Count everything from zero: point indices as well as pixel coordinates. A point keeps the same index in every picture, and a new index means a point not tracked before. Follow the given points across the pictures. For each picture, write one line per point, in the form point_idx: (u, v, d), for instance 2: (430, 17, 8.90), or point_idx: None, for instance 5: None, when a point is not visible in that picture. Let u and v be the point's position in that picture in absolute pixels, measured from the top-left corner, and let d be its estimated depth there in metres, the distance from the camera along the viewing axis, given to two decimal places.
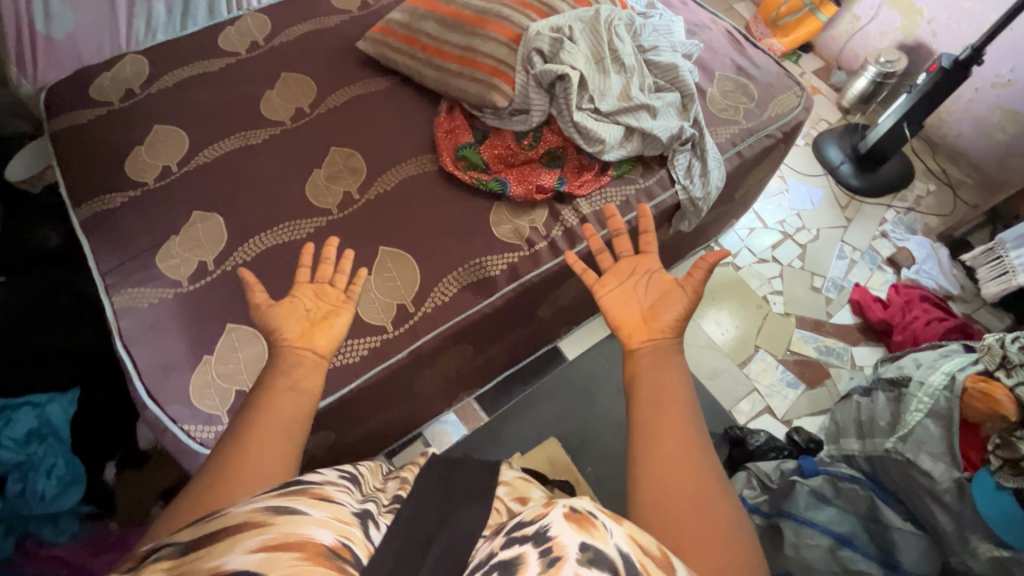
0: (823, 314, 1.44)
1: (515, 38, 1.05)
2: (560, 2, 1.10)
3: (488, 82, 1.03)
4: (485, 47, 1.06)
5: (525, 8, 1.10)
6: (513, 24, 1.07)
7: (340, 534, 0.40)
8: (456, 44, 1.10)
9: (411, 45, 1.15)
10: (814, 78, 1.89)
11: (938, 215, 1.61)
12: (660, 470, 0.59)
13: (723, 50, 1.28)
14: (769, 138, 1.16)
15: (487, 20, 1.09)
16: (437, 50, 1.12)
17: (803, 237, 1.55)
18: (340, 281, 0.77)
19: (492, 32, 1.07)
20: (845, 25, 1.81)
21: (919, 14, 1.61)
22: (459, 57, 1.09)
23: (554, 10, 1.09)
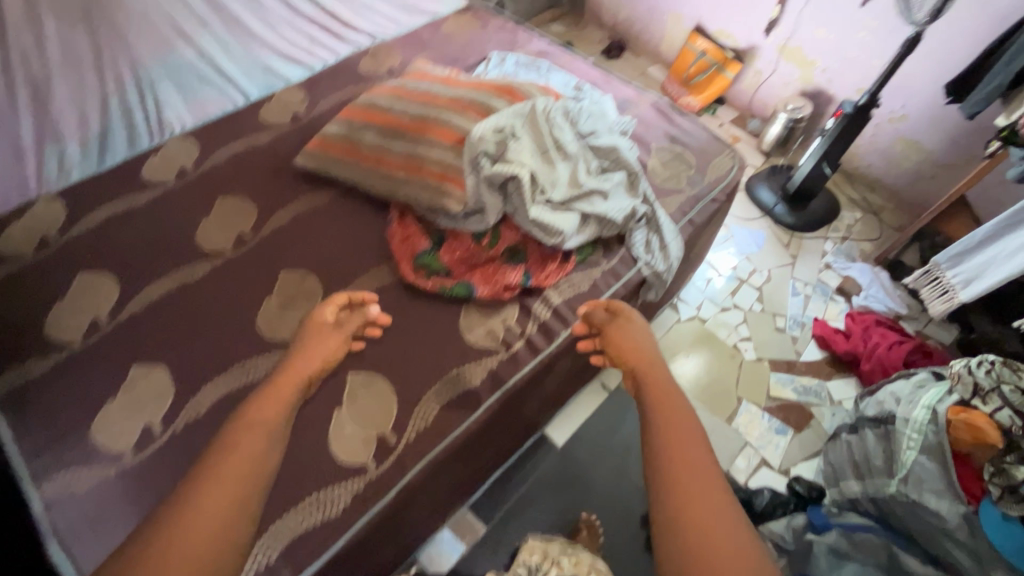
0: (792, 354, 1.47)
1: (458, 141, 1.05)
2: (497, 101, 1.13)
3: (438, 188, 1.02)
4: (429, 153, 1.05)
5: (463, 111, 1.11)
6: (454, 128, 1.07)
7: None
8: (398, 152, 1.08)
9: (350, 156, 1.13)
10: (733, 128, 2.03)
11: (869, 241, 1.72)
12: (689, 504, 0.61)
13: (654, 121, 1.35)
14: (714, 201, 1.21)
15: (428, 126, 1.09)
16: (380, 159, 1.10)
17: (756, 280, 1.61)
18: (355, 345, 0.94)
19: (435, 138, 1.07)
20: (750, 79, 1.97)
21: (813, 65, 1.77)
22: (404, 165, 1.07)
23: (492, 110, 1.11)
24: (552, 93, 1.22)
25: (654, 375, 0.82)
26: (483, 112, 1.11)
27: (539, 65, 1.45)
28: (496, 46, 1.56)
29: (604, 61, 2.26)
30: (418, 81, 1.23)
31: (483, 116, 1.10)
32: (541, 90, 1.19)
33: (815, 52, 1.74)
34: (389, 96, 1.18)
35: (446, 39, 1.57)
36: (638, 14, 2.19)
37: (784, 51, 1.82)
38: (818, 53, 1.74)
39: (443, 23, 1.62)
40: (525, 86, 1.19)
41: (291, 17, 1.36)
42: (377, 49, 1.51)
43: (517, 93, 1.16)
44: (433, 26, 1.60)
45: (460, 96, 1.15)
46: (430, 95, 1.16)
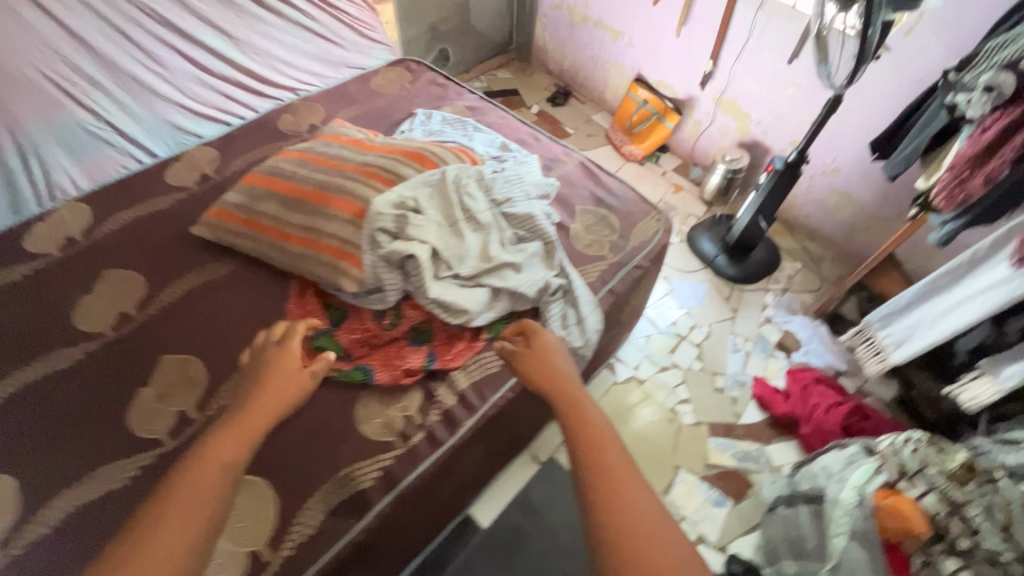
0: (732, 416, 1.42)
1: (359, 214, 0.99)
2: (406, 168, 1.08)
3: (334, 265, 0.95)
4: (328, 227, 0.99)
5: (369, 180, 1.06)
6: (356, 199, 1.01)
7: None
8: (297, 224, 1.02)
9: (248, 227, 1.06)
10: (676, 176, 2.02)
11: (809, 292, 1.70)
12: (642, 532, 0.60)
13: (581, 182, 1.31)
14: (637, 267, 1.17)
15: (330, 197, 1.03)
16: (279, 231, 1.03)
17: (696, 336, 1.57)
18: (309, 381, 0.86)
19: (335, 209, 1.00)
20: (690, 128, 1.97)
21: (748, 117, 1.78)
22: (302, 239, 1.00)
23: (400, 178, 1.06)
24: (469, 158, 1.18)
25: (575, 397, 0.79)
26: (389, 181, 1.05)
27: (466, 123, 1.41)
28: (425, 102, 1.52)
29: (550, 107, 2.26)
30: (328, 145, 1.17)
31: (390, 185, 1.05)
32: (456, 155, 1.15)
33: (748, 105, 1.75)
34: (295, 161, 1.12)
35: (374, 93, 1.53)
36: (582, 62, 2.20)
37: (720, 103, 1.83)
38: (752, 106, 1.75)
39: (372, 78, 1.58)
40: (439, 151, 1.14)
41: (200, 75, 1.30)
42: (299, 105, 1.46)
43: (428, 160, 1.11)
44: (362, 80, 1.56)
45: (367, 163, 1.10)
46: (337, 161, 1.11)
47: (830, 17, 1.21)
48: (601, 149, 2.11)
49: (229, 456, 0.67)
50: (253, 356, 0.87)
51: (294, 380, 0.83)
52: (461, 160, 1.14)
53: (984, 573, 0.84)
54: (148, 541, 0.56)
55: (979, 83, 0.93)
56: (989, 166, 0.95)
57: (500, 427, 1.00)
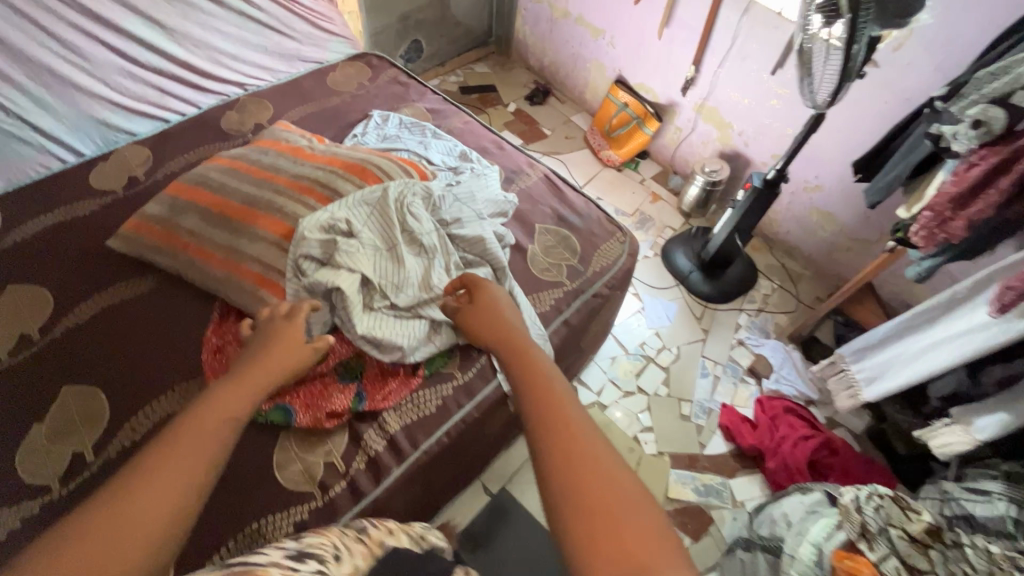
0: (697, 446, 1.36)
1: (287, 235, 0.91)
2: (344, 183, 0.99)
3: (255, 293, 0.87)
4: (254, 250, 0.90)
5: (303, 197, 0.97)
6: (286, 217, 0.93)
7: None
8: (219, 243, 0.92)
9: (167, 244, 0.96)
10: (654, 184, 1.94)
11: (785, 313, 1.63)
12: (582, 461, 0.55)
13: (542, 197, 1.22)
14: (597, 296, 1.09)
15: (257, 215, 0.94)
16: (200, 249, 0.94)
17: (664, 358, 1.50)
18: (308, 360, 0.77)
19: (264, 230, 0.92)
20: (670, 135, 1.88)
21: (729, 127, 1.69)
22: (223, 260, 0.91)
23: (337, 195, 0.97)
24: (418, 171, 1.08)
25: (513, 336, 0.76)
26: (325, 198, 0.96)
27: (424, 128, 1.32)
28: (384, 102, 1.42)
29: (528, 105, 2.15)
30: (264, 151, 1.07)
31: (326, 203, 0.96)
32: (404, 167, 1.06)
33: (731, 114, 1.67)
34: (223, 169, 1.02)
35: (329, 91, 1.43)
36: (562, 59, 2.10)
37: (702, 110, 1.74)
38: (734, 115, 1.66)
39: (328, 73, 1.47)
40: (384, 163, 1.05)
41: (129, 68, 1.18)
42: (245, 101, 1.35)
43: (370, 174, 1.02)
44: (317, 76, 1.45)
45: (302, 176, 1.00)
46: (270, 172, 1.01)
47: (813, 29, 1.10)
48: (578, 153, 2.01)
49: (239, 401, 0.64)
50: (257, 327, 0.80)
51: (290, 353, 0.75)
52: (408, 174, 1.04)
53: None
54: (161, 460, 0.53)
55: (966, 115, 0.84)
56: (969, 208, 0.88)
57: (437, 471, 0.92)
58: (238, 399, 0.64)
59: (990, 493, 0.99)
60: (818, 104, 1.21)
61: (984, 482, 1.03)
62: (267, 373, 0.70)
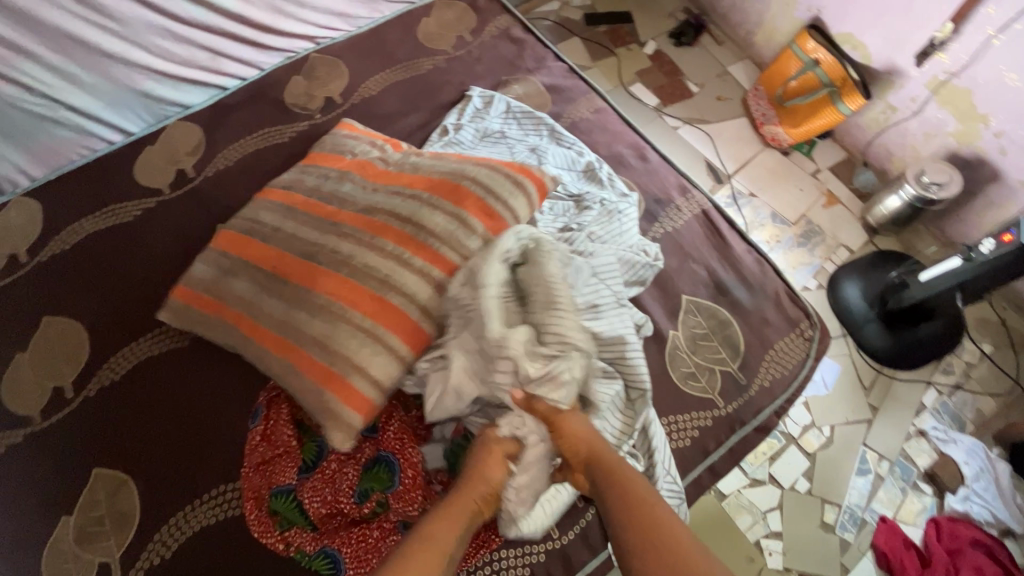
0: (837, 570, 1.06)
1: (380, 312, 0.67)
2: (435, 216, 0.71)
3: (324, 400, 0.66)
4: (320, 341, 0.67)
5: (374, 264, 0.70)
6: (364, 275, 0.69)
7: None
8: (275, 316, 0.70)
9: (215, 309, 0.74)
10: (832, 179, 1.44)
11: (992, 396, 1.20)
12: None
13: (696, 249, 0.86)
14: (760, 425, 0.78)
15: (322, 282, 0.70)
16: (253, 324, 0.71)
17: (811, 440, 1.16)
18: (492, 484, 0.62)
19: (339, 306, 0.68)
20: (874, 115, 1.35)
21: (982, 121, 1.15)
22: (279, 340, 0.69)
23: (429, 235, 0.70)
24: (533, 181, 0.77)
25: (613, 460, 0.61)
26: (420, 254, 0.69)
27: (540, 122, 0.96)
28: (489, 71, 1.06)
29: (673, 45, 1.63)
30: (332, 172, 0.81)
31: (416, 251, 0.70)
32: (514, 180, 0.75)
33: (991, 103, 1.12)
34: (279, 210, 0.78)
35: (419, 48, 1.08)
36: None
37: (941, 90, 1.19)
38: (998, 105, 1.12)
39: (420, 19, 1.11)
40: (485, 178, 0.75)
41: (173, 28, 0.92)
42: (315, 62, 1.05)
43: (466, 195, 0.73)
44: (407, 24, 1.10)
45: (378, 208, 0.74)
46: (336, 211, 0.75)
47: None
48: (732, 123, 1.53)
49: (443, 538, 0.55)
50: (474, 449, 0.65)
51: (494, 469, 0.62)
52: (519, 195, 0.75)
53: None
54: None
55: None
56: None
57: None
58: (451, 526, 0.57)
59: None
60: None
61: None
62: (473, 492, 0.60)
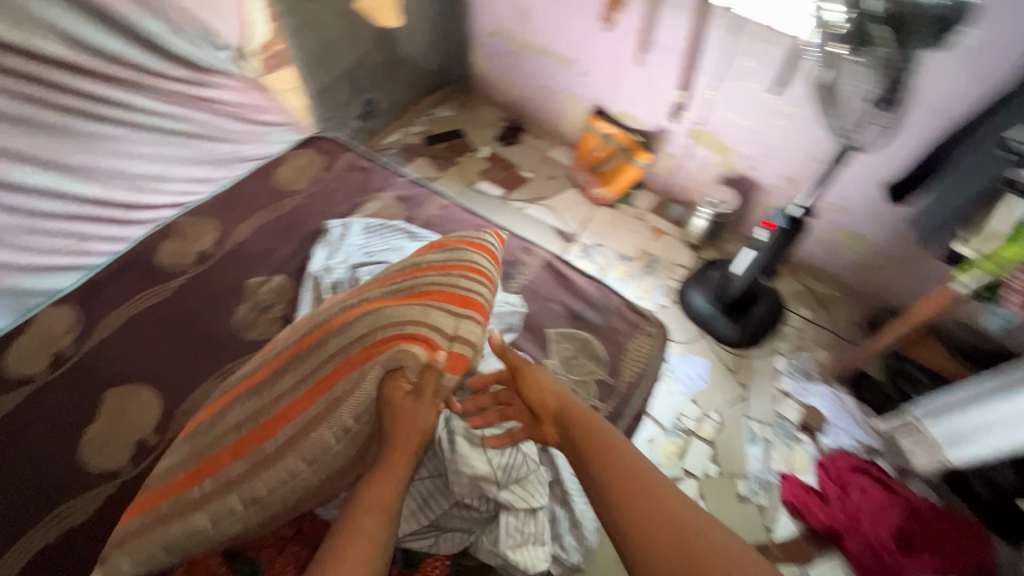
0: (763, 534, 1.18)
1: (420, 297, 0.79)
2: (431, 255, 0.87)
3: (395, 357, 0.71)
4: (365, 326, 0.75)
5: (383, 288, 0.82)
6: (389, 292, 0.81)
7: None
8: (303, 370, 0.76)
9: (209, 470, 0.73)
10: (654, 217, 1.77)
11: (824, 348, 1.47)
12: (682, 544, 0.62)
13: (548, 291, 1.04)
14: (637, 415, 0.92)
15: (337, 316, 0.80)
16: (272, 417, 0.74)
17: (707, 428, 1.33)
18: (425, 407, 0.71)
19: (383, 303, 0.78)
20: (664, 162, 1.71)
21: (731, 150, 1.53)
22: (313, 383, 0.74)
23: (427, 263, 0.86)
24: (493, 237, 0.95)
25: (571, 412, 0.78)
26: (454, 287, 0.81)
27: (396, 229, 1.13)
28: (345, 197, 1.23)
29: (503, 146, 1.96)
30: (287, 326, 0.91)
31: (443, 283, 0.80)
32: (476, 231, 0.94)
33: (730, 137, 1.50)
34: None
35: (280, 193, 1.23)
36: (530, 93, 1.91)
37: (697, 135, 1.57)
38: (734, 138, 1.50)
39: (275, 170, 1.27)
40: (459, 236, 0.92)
41: (33, 225, 0.98)
42: (183, 225, 1.16)
43: (446, 241, 0.91)
44: (264, 175, 1.26)
45: (377, 277, 0.88)
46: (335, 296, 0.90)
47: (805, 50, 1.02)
48: (566, 194, 1.83)
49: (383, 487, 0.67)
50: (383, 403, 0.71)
51: (417, 416, 0.70)
52: (487, 235, 0.93)
53: None
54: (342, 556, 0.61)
55: None
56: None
57: None
58: (387, 483, 0.68)
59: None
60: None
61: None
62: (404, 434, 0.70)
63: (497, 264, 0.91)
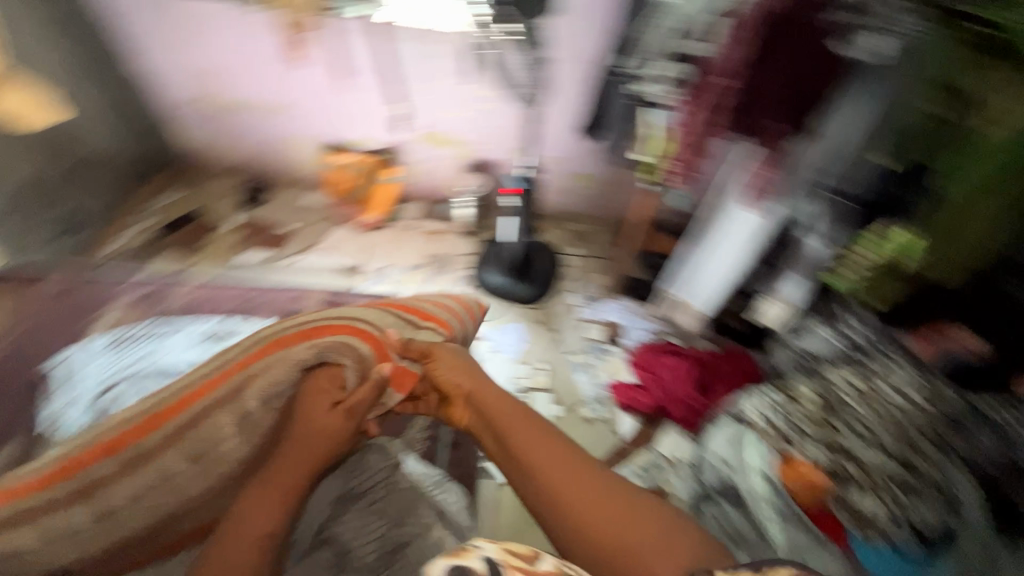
0: (616, 440, 1.39)
1: (400, 316, 1.05)
2: (423, 307, 1.09)
3: (345, 352, 0.94)
4: (334, 330, 0.97)
5: (371, 312, 1.04)
6: (365, 314, 1.03)
7: (558, 564, 0.61)
8: (235, 365, 0.92)
9: (72, 470, 0.82)
10: (426, 222, 1.85)
11: (602, 272, 1.73)
12: (559, 469, 0.80)
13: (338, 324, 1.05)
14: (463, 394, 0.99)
15: (317, 328, 0.97)
16: (168, 408, 0.88)
17: (540, 379, 1.50)
18: (355, 394, 0.92)
19: (360, 316, 1.02)
20: (413, 171, 1.81)
21: (462, 142, 1.69)
22: (257, 362, 0.92)
23: (417, 309, 1.08)
24: (474, 311, 1.17)
25: (476, 390, 0.95)
26: (413, 318, 1.06)
27: (141, 335, 1.14)
28: None
29: (252, 210, 1.85)
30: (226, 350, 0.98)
31: (416, 318, 1.06)
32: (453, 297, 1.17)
33: (455, 130, 1.65)
34: None
35: None
36: (256, 149, 1.83)
37: (427, 138, 1.70)
38: (459, 130, 1.65)
39: None
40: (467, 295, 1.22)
41: None
42: None
43: (432, 302, 1.12)
44: None
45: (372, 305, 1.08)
46: (293, 318, 1.02)
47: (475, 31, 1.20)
48: (337, 231, 1.82)
49: (292, 467, 0.87)
50: (315, 384, 0.93)
51: (337, 420, 0.90)
52: (458, 300, 1.16)
53: (880, 488, 0.94)
54: (249, 515, 0.81)
55: (671, 76, 0.99)
56: (727, 117, 0.92)
57: None
58: (286, 473, 0.86)
59: (842, 322, 1.14)
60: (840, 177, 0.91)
61: (823, 326, 1.18)
62: (321, 439, 0.89)
63: (459, 320, 1.11)
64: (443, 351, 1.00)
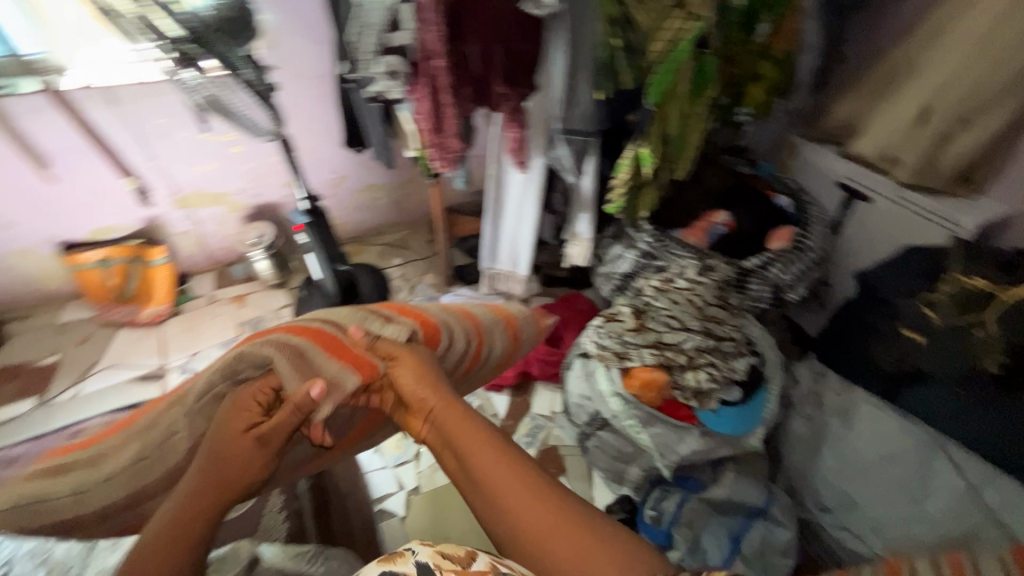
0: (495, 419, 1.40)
1: (410, 318, 0.80)
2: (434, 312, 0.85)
3: (297, 358, 0.67)
4: (313, 335, 0.71)
5: (377, 310, 0.80)
6: (370, 310, 0.80)
7: (491, 561, 0.56)
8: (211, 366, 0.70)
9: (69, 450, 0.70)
10: (225, 291, 1.67)
11: (426, 272, 1.73)
12: (510, 481, 0.59)
13: None
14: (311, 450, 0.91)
15: (311, 328, 0.73)
16: (133, 417, 0.73)
17: None
18: (279, 430, 0.63)
19: (346, 323, 0.76)
20: (184, 243, 1.61)
21: (227, 195, 1.54)
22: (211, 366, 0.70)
23: (427, 313, 0.83)
24: (512, 332, 0.95)
25: (413, 395, 0.68)
26: (388, 313, 0.79)
27: None
28: None
29: None
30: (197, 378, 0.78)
31: (421, 322, 0.79)
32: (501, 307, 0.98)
33: (214, 186, 1.50)
34: None
35: None
36: None
37: (184, 202, 1.51)
38: (218, 184, 1.51)
39: None
40: (514, 304, 1.02)
41: None
42: None
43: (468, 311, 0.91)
44: None
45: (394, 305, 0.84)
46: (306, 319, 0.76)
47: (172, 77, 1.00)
48: (117, 339, 1.54)
49: (184, 514, 0.57)
50: (240, 404, 0.64)
51: (249, 448, 0.61)
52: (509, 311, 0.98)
53: (700, 362, 1.08)
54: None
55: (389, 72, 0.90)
56: (449, 96, 0.90)
57: None
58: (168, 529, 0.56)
59: (630, 235, 1.30)
60: (567, 121, 0.97)
61: (618, 245, 1.33)
62: (229, 478, 0.60)
63: (482, 334, 0.88)
64: (407, 351, 0.73)
